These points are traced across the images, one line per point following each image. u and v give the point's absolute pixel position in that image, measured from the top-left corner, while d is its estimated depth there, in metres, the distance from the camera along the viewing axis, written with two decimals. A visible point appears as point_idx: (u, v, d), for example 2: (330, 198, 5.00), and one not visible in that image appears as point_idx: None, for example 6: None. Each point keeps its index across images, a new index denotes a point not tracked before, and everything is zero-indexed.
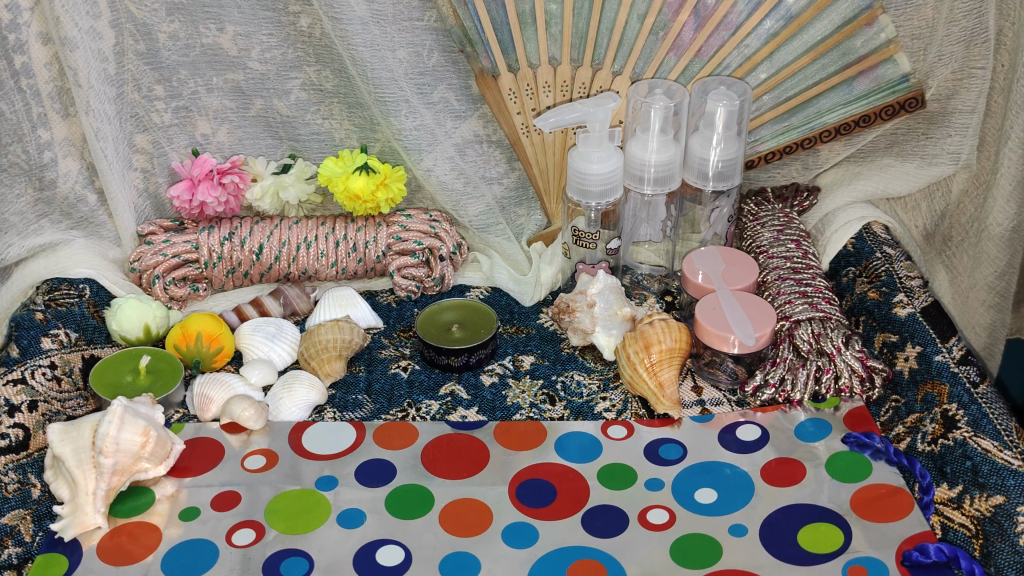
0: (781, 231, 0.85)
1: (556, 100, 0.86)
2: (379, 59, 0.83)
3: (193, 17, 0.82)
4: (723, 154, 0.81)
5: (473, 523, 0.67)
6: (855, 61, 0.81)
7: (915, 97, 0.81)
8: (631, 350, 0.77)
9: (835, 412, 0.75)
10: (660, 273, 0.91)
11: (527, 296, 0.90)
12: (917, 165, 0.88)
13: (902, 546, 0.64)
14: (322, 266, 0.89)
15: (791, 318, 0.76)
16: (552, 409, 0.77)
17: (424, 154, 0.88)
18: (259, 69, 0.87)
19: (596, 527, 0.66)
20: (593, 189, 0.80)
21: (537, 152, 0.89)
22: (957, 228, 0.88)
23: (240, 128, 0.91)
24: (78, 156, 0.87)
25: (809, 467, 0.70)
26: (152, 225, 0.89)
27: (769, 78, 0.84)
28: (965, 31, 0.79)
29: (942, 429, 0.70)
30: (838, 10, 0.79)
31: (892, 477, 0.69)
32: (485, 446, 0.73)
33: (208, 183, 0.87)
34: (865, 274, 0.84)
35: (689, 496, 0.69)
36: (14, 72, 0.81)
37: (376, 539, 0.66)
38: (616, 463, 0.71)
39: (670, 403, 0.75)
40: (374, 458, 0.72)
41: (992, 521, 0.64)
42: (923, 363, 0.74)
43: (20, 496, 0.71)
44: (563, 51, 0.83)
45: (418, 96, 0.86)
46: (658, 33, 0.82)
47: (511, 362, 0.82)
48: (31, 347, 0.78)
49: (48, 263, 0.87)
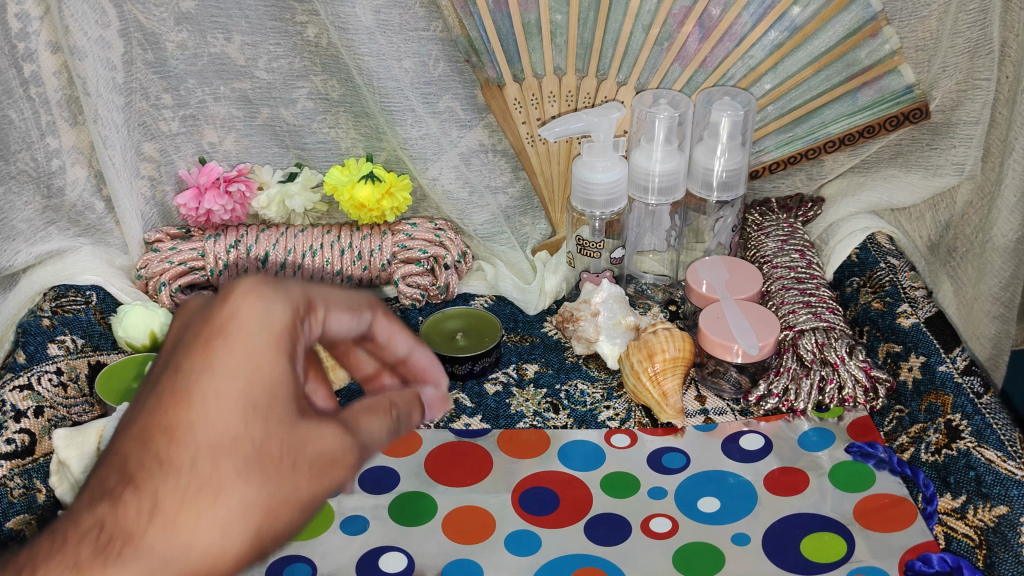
0: (785, 241, 0.86)
1: (561, 109, 0.86)
2: (385, 68, 0.83)
3: (201, 27, 0.83)
4: (727, 165, 0.81)
5: (475, 530, 0.67)
6: (859, 72, 0.82)
7: (920, 108, 0.81)
8: (635, 359, 0.77)
9: (838, 421, 0.74)
10: (664, 282, 0.91)
11: (531, 304, 0.90)
12: (921, 176, 0.88)
13: (904, 556, 0.63)
14: (327, 274, 0.89)
15: (794, 328, 0.76)
16: (556, 418, 0.78)
17: (429, 163, 0.89)
18: (266, 78, 0.88)
19: (597, 535, 0.66)
20: (598, 199, 0.80)
21: (542, 161, 0.90)
22: (961, 239, 0.88)
23: (247, 137, 0.91)
24: (87, 164, 0.88)
25: (812, 477, 0.70)
26: (158, 233, 0.90)
27: (774, 88, 0.85)
28: (970, 42, 0.79)
29: (945, 439, 0.70)
30: (842, 21, 0.80)
31: (895, 487, 0.68)
32: (488, 455, 0.73)
33: (215, 191, 0.87)
34: (869, 284, 0.84)
35: (692, 505, 0.68)
36: (23, 81, 0.81)
37: (378, 546, 0.66)
38: (618, 472, 0.71)
39: (672, 412, 0.75)
40: (378, 466, 0.72)
41: (995, 531, 0.64)
42: (926, 373, 0.74)
43: (26, 501, 0.71)
44: (568, 61, 0.83)
45: (424, 106, 0.87)
46: (663, 44, 0.83)
47: (515, 370, 0.83)
48: (38, 353, 0.79)
49: (56, 270, 0.87)
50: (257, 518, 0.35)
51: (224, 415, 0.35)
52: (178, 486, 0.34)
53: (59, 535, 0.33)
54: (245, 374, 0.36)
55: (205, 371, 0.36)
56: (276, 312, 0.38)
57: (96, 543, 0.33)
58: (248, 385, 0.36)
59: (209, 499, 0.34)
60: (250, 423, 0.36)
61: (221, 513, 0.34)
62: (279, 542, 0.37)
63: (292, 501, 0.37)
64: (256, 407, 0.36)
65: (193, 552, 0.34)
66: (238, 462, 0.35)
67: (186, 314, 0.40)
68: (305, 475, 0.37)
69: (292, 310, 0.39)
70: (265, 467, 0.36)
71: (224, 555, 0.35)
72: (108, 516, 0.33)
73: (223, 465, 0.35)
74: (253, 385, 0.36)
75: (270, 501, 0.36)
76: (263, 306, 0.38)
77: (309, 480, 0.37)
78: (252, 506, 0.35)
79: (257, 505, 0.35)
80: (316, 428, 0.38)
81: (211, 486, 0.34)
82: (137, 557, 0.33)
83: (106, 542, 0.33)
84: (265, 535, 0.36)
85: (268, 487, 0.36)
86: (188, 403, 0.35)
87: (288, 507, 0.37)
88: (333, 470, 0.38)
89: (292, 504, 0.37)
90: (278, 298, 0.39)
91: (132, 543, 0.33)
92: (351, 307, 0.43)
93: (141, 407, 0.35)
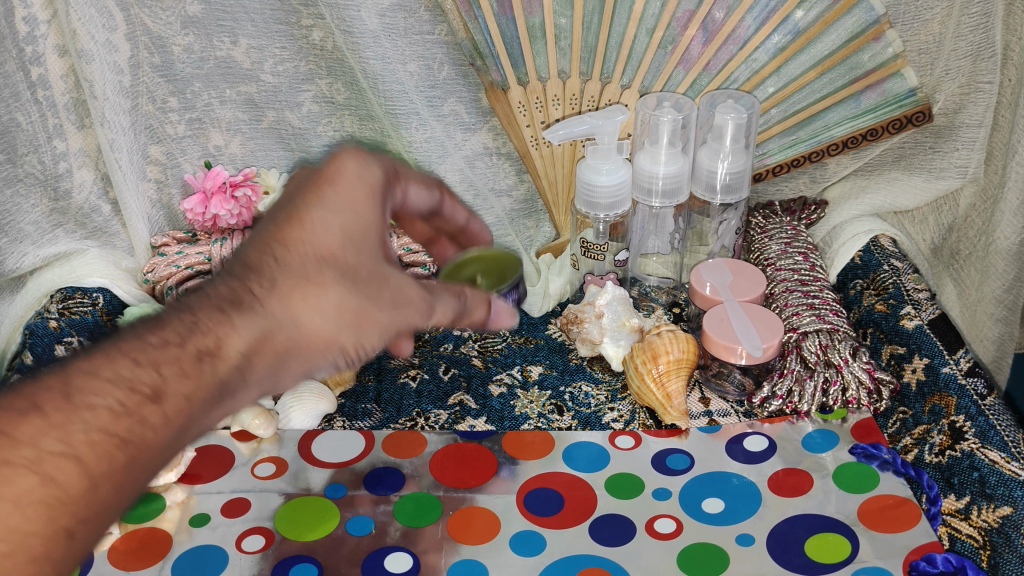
0: (788, 244, 0.86)
1: (566, 112, 0.87)
2: (390, 71, 0.84)
3: (207, 30, 0.84)
4: (731, 168, 0.81)
5: (480, 529, 0.67)
6: (862, 75, 0.82)
7: (923, 111, 0.82)
8: (638, 361, 0.77)
9: (842, 423, 0.74)
10: (668, 285, 0.91)
11: (536, 307, 0.89)
12: (924, 179, 0.88)
13: (909, 557, 0.63)
14: None
15: (798, 330, 0.77)
16: (560, 419, 0.78)
17: (435, 166, 0.91)
18: (272, 82, 0.88)
19: (602, 535, 0.66)
20: (602, 202, 0.81)
21: (546, 164, 0.90)
22: (965, 242, 0.88)
23: (252, 140, 0.92)
24: (93, 166, 0.89)
25: (816, 478, 0.70)
26: (165, 237, 0.91)
27: (777, 91, 0.85)
28: (972, 45, 0.79)
29: (949, 440, 0.71)
30: (845, 25, 0.80)
31: (899, 488, 0.68)
32: (492, 456, 0.74)
33: (221, 197, 0.88)
34: (873, 286, 0.85)
35: (697, 506, 0.69)
36: (30, 84, 0.82)
37: (385, 546, 0.66)
38: (623, 473, 0.72)
39: (676, 414, 0.75)
40: (384, 467, 0.73)
41: (999, 532, 0.64)
42: (930, 375, 0.75)
43: None
44: (572, 65, 0.84)
45: (428, 109, 0.87)
46: (666, 47, 0.83)
47: (520, 371, 0.83)
48: (44, 353, 0.80)
49: (62, 272, 0.87)
50: (342, 316, 0.51)
51: (328, 239, 0.51)
52: (291, 273, 0.50)
53: (203, 293, 0.48)
54: (344, 214, 0.52)
55: (315, 207, 0.52)
56: (371, 171, 0.56)
57: (230, 300, 0.48)
58: (355, 219, 0.53)
59: (318, 291, 0.50)
60: (347, 249, 0.51)
61: (322, 297, 0.50)
62: (358, 341, 0.52)
63: (368, 313, 0.52)
64: (350, 238, 0.52)
65: (302, 325, 0.50)
66: (337, 271, 0.51)
67: (299, 175, 0.57)
68: (389, 306, 0.53)
69: (383, 172, 0.57)
70: (358, 284, 0.51)
71: (321, 332, 0.50)
72: (239, 285, 0.48)
73: (325, 270, 0.50)
74: (349, 223, 0.52)
75: (357, 306, 0.51)
76: (362, 167, 0.56)
77: (389, 308, 0.53)
78: (341, 304, 0.51)
79: (342, 305, 0.51)
80: (397, 280, 0.53)
81: (325, 279, 0.50)
82: (267, 316, 0.48)
83: (238, 299, 0.48)
84: (347, 331, 0.51)
85: (359, 297, 0.51)
86: (297, 224, 0.51)
87: (370, 320, 0.52)
88: (403, 305, 0.53)
89: (369, 315, 0.52)
90: (373, 163, 0.57)
91: (273, 300, 0.49)
92: (427, 184, 0.65)
93: (267, 229, 0.52)
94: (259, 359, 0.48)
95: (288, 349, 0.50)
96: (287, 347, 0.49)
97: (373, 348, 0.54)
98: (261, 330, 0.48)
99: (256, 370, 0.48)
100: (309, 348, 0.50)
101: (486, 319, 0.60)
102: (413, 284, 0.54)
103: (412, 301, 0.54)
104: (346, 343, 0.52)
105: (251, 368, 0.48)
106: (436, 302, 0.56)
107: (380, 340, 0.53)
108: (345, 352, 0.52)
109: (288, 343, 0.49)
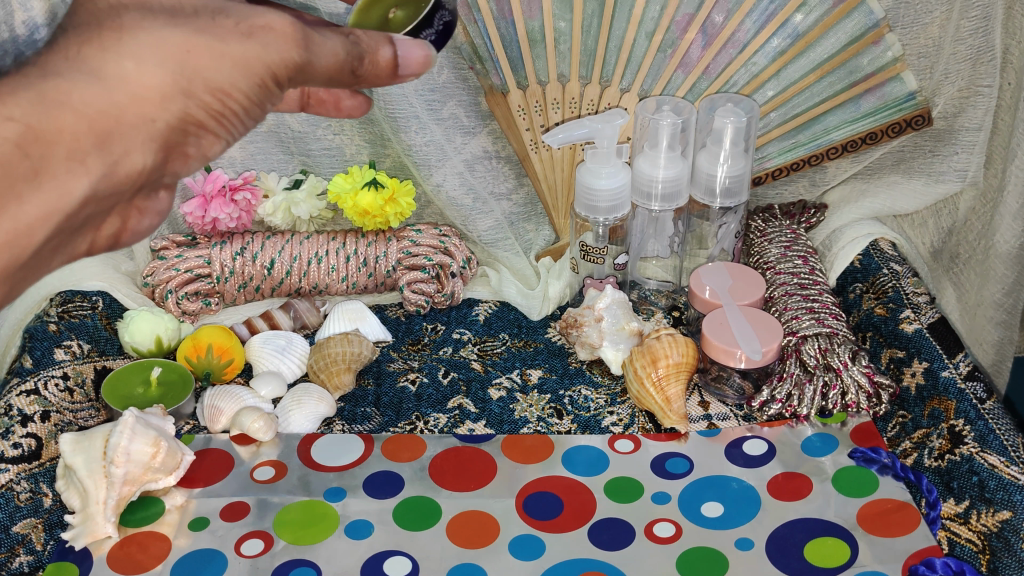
0: (788, 247, 0.86)
1: (565, 116, 0.86)
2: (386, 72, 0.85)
3: None
4: (730, 171, 0.81)
5: (478, 533, 0.67)
6: (861, 79, 0.82)
7: (922, 115, 0.82)
8: (638, 364, 0.78)
9: (841, 427, 0.75)
10: (667, 289, 0.91)
11: (535, 310, 0.90)
12: (924, 183, 0.88)
13: (908, 561, 0.63)
14: (333, 280, 0.90)
15: (797, 334, 0.77)
16: (560, 423, 0.78)
17: (433, 169, 0.90)
18: None
19: (602, 539, 0.66)
20: (601, 205, 0.81)
21: (546, 168, 0.90)
22: (964, 245, 0.88)
23: (252, 144, 0.93)
24: None
25: (815, 482, 0.70)
26: (165, 241, 0.90)
27: (777, 95, 0.85)
28: (971, 49, 0.79)
29: (948, 444, 0.70)
30: (845, 28, 0.80)
31: (898, 492, 0.68)
32: (491, 459, 0.74)
33: (221, 200, 0.88)
34: (872, 290, 0.85)
35: (696, 510, 0.69)
36: None
37: (384, 550, 0.66)
38: (622, 476, 0.72)
39: (676, 418, 0.75)
40: (383, 470, 0.73)
41: (998, 536, 0.64)
42: (929, 379, 0.75)
43: (32, 505, 0.71)
44: (572, 68, 0.84)
45: (428, 112, 0.87)
46: (666, 50, 0.83)
47: (519, 375, 0.83)
48: (44, 358, 0.79)
49: (62, 275, 0.88)
50: (172, 55, 0.45)
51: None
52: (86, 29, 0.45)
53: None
54: None
55: None
56: None
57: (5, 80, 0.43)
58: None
59: (125, 38, 0.45)
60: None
61: (131, 41, 0.45)
62: (205, 80, 0.47)
63: (214, 47, 0.47)
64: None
65: (108, 80, 0.44)
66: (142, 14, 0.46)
67: None
68: (235, 33, 0.47)
69: None
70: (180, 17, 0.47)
71: (151, 83, 0.45)
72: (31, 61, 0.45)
73: (129, 18, 0.46)
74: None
75: (184, 38, 0.46)
76: None
77: (240, 36, 0.47)
78: (166, 41, 0.45)
79: (171, 42, 0.45)
80: (255, 11, 0.49)
81: (137, 21, 0.46)
82: (48, 80, 0.43)
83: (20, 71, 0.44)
84: (185, 67, 0.46)
85: (193, 33, 0.46)
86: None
87: (208, 49, 0.46)
88: (269, 35, 0.48)
89: (215, 50, 0.47)
90: None
91: (63, 68, 0.44)
92: None
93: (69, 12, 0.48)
94: (68, 134, 0.43)
95: (105, 111, 0.44)
96: (96, 102, 0.44)
97: (241, 79, 0.48)
98: (36, 101, 0.42)
99: (57, 154, 0.43)
100: (137, 110, 0.45)
101: (394, 58, 0.53)
102: (277, 15, 0.49)
103: (281, 29, 0.48)
104: (203, 90, 0.47)
105: (40, 151, 0.42)
106: (320, 36, 0.50)
107: (264, 84, 0.49)
108: (222, 106, 0.48)
109: (100, 107, 0.44)
